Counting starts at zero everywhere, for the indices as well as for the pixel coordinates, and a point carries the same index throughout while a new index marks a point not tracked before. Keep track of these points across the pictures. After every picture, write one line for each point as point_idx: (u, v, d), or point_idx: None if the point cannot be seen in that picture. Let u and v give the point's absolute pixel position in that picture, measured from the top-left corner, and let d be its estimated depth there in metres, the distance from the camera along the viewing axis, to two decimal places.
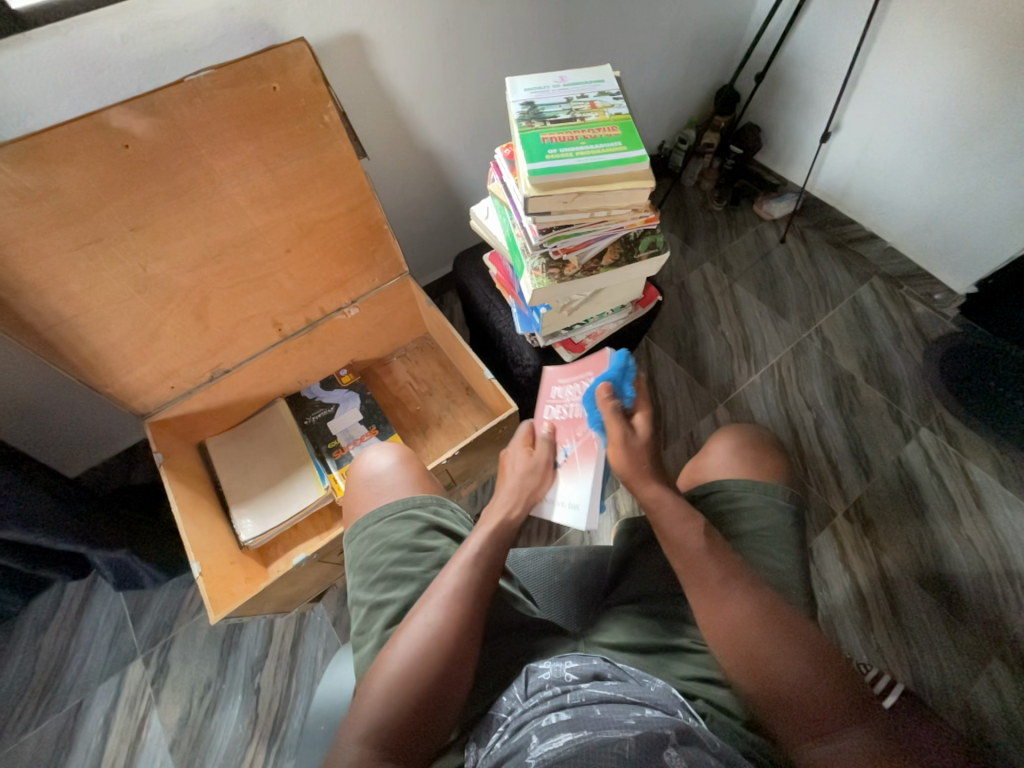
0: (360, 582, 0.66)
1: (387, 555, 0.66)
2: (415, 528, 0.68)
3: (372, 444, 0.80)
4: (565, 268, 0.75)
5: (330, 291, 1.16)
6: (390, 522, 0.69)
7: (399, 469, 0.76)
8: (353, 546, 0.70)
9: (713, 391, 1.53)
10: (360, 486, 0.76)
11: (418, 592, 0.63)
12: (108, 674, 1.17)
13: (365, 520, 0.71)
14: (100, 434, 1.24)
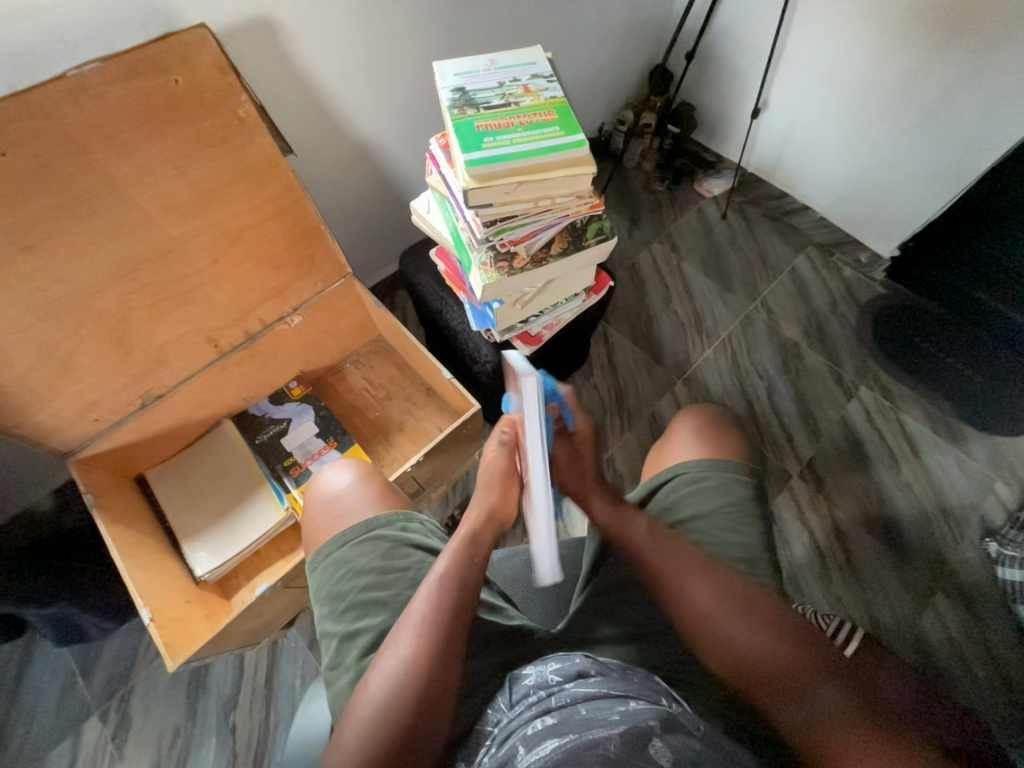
0: (328, 614, 0.63)
1: (356, 583, 0.63)
2: (382, 548, 0.65)
3: (328, 462, 0.75)
4: (514, 260, 0.73)
5: (268, 301, 1.09)
6: (355, 547, 0.65)
7: (359, 486, 0.72)
8: (317, 576, 0.66)
9: (670, 369, 1.56)
10: (318, 509, 0.71)
11: (390, 618, 0.60)
12: (60, 738, 1.07)
13: (327, 547, 0.67)
14: (18, 479, 1.11)
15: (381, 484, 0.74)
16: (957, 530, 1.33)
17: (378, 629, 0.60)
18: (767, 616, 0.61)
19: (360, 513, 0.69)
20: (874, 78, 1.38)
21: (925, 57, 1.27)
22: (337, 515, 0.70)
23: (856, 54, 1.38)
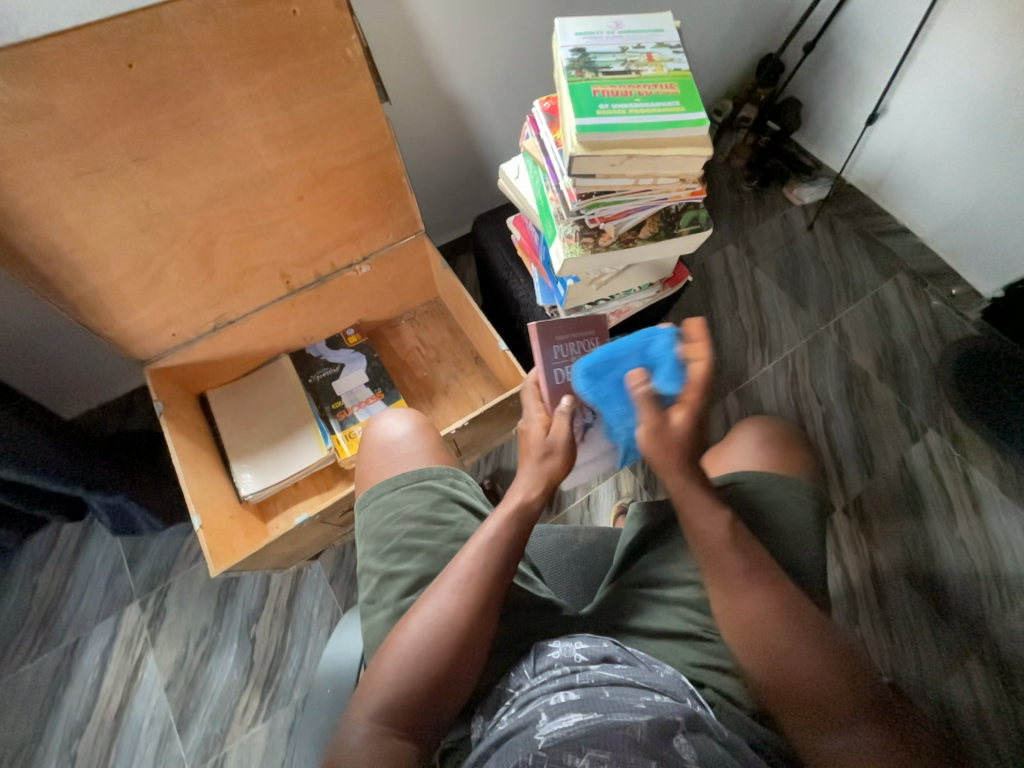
0: (373, 551, 0.65)
1: (403, 526, 0.65)
2: (431, 498, 0.67)
3: (389, 410, 0.77)
4: (600, 237, 0.70)
5: (341, 245, 1.11)
6: (405, 493, 0.68)
7: (416, 437, 0.74)
8: (365, 514, 0.69)
9: (724, 378, 1.50)
10: (374, 452, 0.73)
11: (431, 564, 0.62)
12: (105, 615, 1.18)
13: (378, 489, 0.69)
14: (97, 377, 1.20)
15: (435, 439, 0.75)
16: (1008, 598, 1.24)
17: (419, 574, 0.62)
18: (815, 635, 0.57)
19: (413, 463, 0.71)
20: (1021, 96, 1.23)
21: None
22: (391, 461, 0.72)
23: (1002, 68, 1.24)
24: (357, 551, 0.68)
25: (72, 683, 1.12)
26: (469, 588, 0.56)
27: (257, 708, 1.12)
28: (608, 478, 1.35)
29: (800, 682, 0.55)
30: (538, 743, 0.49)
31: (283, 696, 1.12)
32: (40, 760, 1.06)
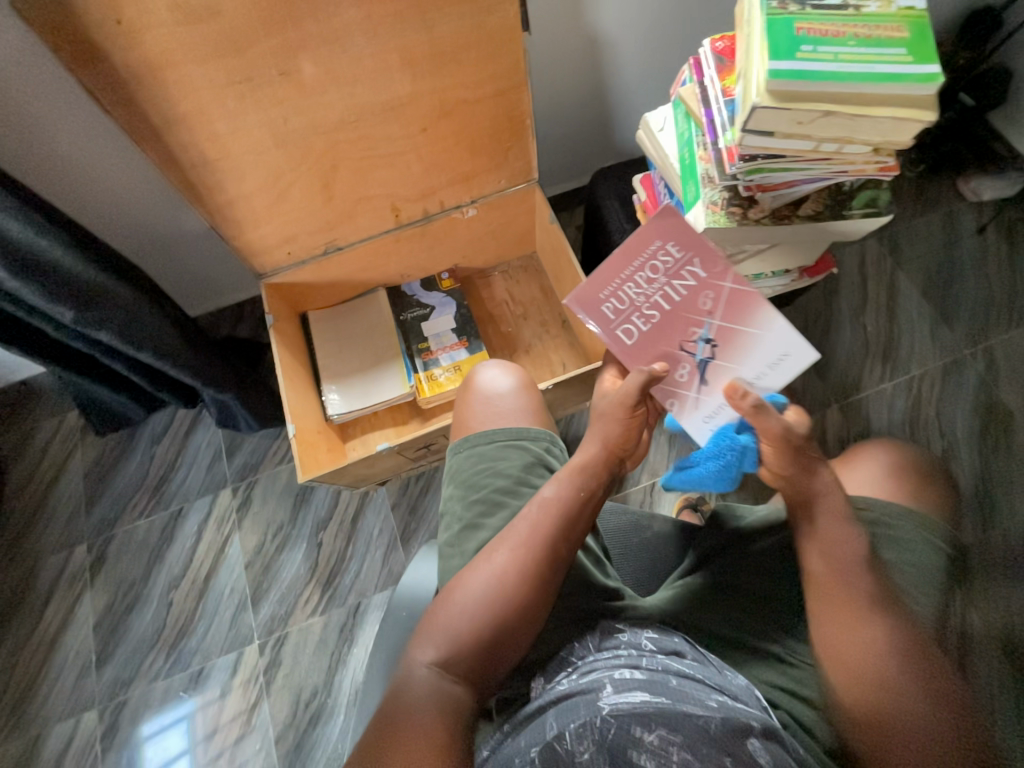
0: (460, 496, 0.67)
1: (493, 480, 0.66)
2: (524, 460, 0.67)
3: (492, 363, 0.76)
4: (751, 207, 0.63)
5: (453, 185, 1.09)
6: (500, 448, 0.68)
7: (517, 396, 0.73)
8: (457, 459, 0.70)
9: (831, 388, 1.35)
10: (472, 401, 0.73)
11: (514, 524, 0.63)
12: (204, 492, 1.35)
13: (475, 438, 0.69)
14: (218, 282, 1.31)
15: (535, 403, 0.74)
16: None
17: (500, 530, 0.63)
18: (932, 688, 0.53)
19: (511, 422, 0.71)
20: None
21: None
22: (489, 414, 0.72)
23: None
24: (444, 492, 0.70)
25: (174, 542, 1.31)
26: (521, 550, 0.57)
27: (317, 603, 1.24)
28: None
29: (899, 729, 0.52)
30: (603, 709, 0.49)
31: (339, 598, 1.24)
32: (145, 598, 1.27)
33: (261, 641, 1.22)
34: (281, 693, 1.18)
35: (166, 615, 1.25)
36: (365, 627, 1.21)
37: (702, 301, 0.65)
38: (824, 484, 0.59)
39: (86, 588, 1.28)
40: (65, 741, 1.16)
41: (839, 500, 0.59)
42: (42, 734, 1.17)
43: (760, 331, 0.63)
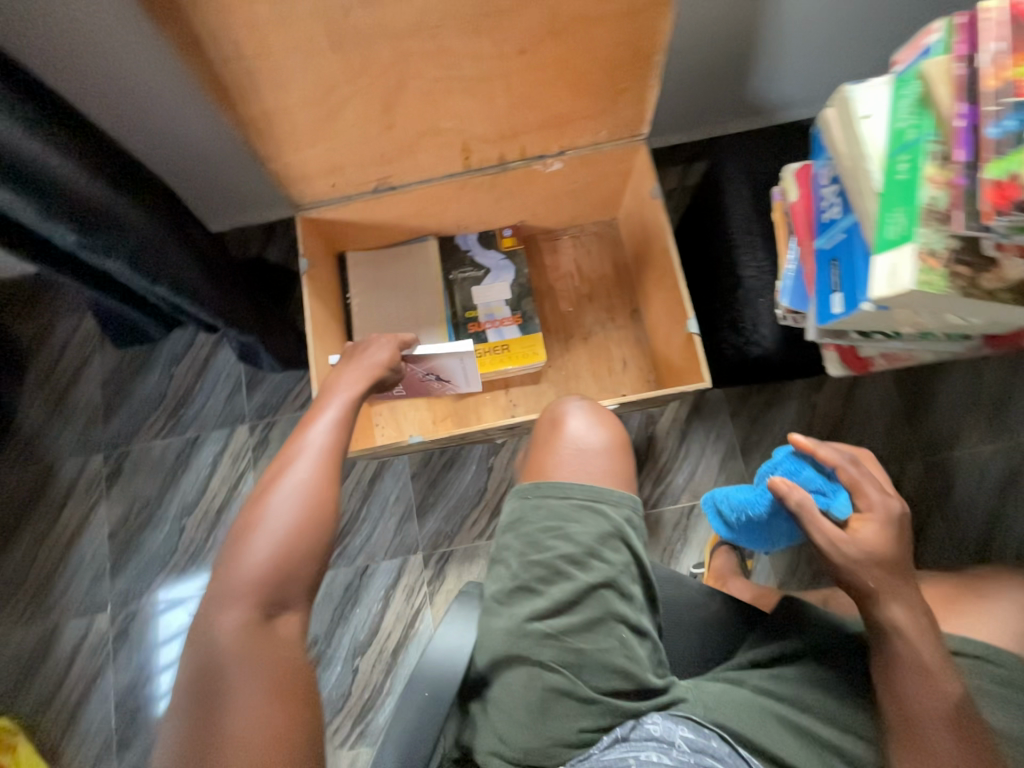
0: (516, 551, 0.56)
1: (559, 546, 0.54)
2: (599, 530, 0.55)
3: (581, 402, 0.64)
4: (986, 271, 0.52)
5: (541, 129, 0.86)
6: (574, 509, 0.56)
7: (607, 447, 0.59)
8: (519, 507, 0.58)
9: (919, 439, 1.18)
10: (549, 441, 0.61)
11: (573, 604, 0.53)
12: (221, 424, 1.29)
13: (545, 489, 0.57)
14: (249, 199, 1.14)
15: (627, 463, 0.60)
16: None
17: (556, 605, 0.53)
18: None
19: (595, 479, 0.58)
20: None
21: None
22: (567, 462, 0.59)
23: None
24: (497, 537, 0.59)
25: (189, 469, 1.28)
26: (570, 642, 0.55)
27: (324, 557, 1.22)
28: None
29: None
30: None
31: (346, 557, 1.21)
32: (158, 518, 1.26)
33: None
34: None
35: (178, 539, 1.25)
36: (371, 590, 1.19)
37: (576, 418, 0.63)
38: (904, 620, 0.58)
39: (101, 496, 1.28)
40: (80, 636, 1.22)
41: (928, 651, 0.56)
42: (59, 625, 1.22)
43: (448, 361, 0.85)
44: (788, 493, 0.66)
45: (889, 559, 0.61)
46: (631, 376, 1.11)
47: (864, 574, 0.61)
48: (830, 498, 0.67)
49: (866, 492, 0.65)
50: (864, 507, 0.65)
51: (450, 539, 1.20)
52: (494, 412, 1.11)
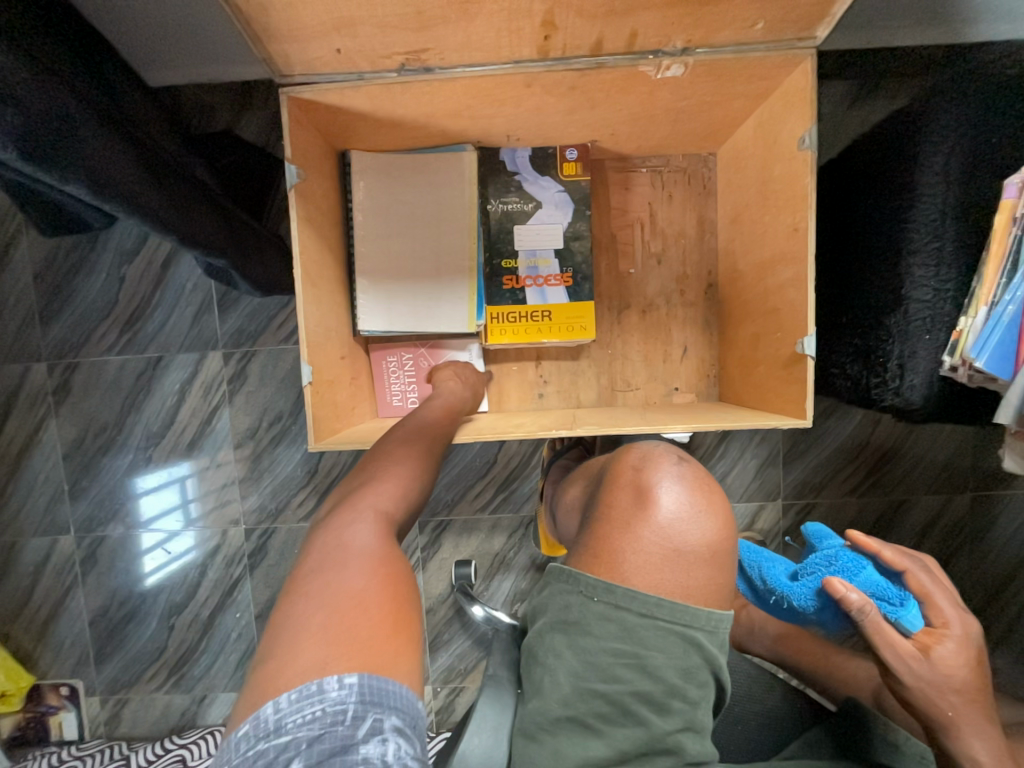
0: (570, 671, 0.40)
1: (631, 679, 0.39)
2: (685, 664, 0.39)
3: (677, 476, 0.45)
4: None
5: (670, 9, 0.55)
6: (656, 632, 0.39)
7: (707, 552, 0.42)
8: (577, 609, 0.41)
9: (979, 472, 1.06)
10: (628, 522, 0.43)
11: (638, 753, 0.38)
12: (188, 348, 1.08)
13: (619, 598, 0.40)
14: (209, 48, 0.79)
15: (727, 575, 0.43)
16: None
17: (617, 753, 0.38)
18: None
19: (685, 594, 0.41)
20: None
21: None
22: (652, 563, 0.41)
23: None
24: (537, 636, 0.43)
25: (152, 395, 1.09)
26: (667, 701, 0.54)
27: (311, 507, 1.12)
28: (750, 502, 1.08)
29: None
30: None
31: None
32: (121, 445, 1.11)
33: (248, 527, 1.13)
34: (264, 577, 1.14)
35: (146, 469, 1.12)
36: None
37: (667, 493, 0.44)
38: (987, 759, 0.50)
39: (50, 413, 1.10)
40: (44, 555, 1.14)
41: None
42: (19, 542, 1.13)
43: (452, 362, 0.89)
44: (845, 597, 0.54)
45: (973, 687, 0.52)
46: (689, 366, 0.92)
47: (940, 702, 0.52)
48: (899, 611, 0.55)
49: (939, 605, 0.54)
50: (938, 623, 0.54)
51: (450, 507, 1.10)
52: (519, 388, 0.93)
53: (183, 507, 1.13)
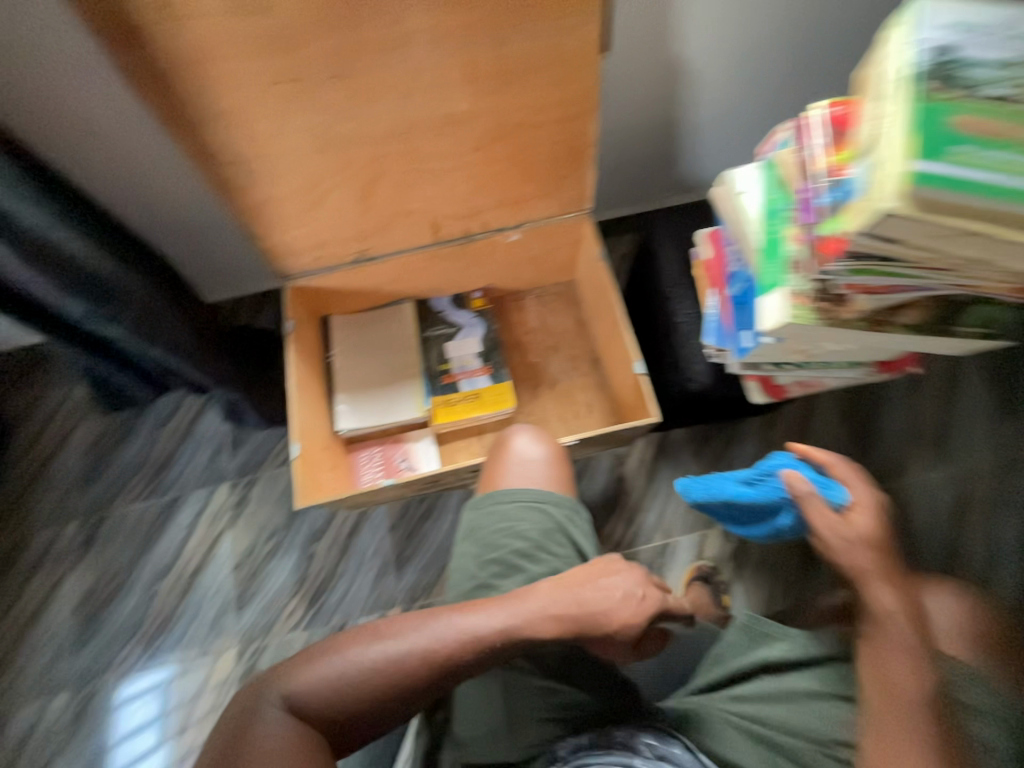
0: (481, 550, 0.72)
1: (511, 541, 0.71)
2: (541, 524, 0.72)
3: (523, 426, 0.82)
4: (841, 307, 0.55)
5: (500, 208, 1.01)
6: (520, 511, 0.73)
7: (546, 457, 0.78)
8: (481, 517, 0.74)
9: (872, 469, 1.25)
10: (502, 458, 0.79)
11: (524, 587, 0.67)
12: (202, 484, 1.31)
13: (497, 497, 0.75)
14: (239, 271, 1.26)
15: (563, 469, 0.79)
16: None
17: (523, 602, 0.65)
18: None
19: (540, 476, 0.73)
20: None
21: None
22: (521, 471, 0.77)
23: None
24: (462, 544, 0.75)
25: (166, 531, 1.28)
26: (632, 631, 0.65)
27: (300, 616, 1.21)
28: (692, 533, 1.22)
29: None
30: None
31: (324, 615, 1.20)
32: (130, 586, 1.24)
33: (240, 649, 1.19)
34: None
35: (149, 606, 1.23)
36: None
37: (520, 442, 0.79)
38: None
39: (73, 565, 1.26)
40: (36, 718, 1.15)
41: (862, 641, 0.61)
42: (13, 709, 1.16)
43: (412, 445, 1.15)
44: None
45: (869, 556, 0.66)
46: (596, 419, 1.19)
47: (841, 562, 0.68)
48: (829, 487, 0.71)
49: (858, 486, 0.71)
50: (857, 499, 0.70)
51: (429, 591, 1.20)
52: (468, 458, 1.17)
53: (158, 720, 1.16)
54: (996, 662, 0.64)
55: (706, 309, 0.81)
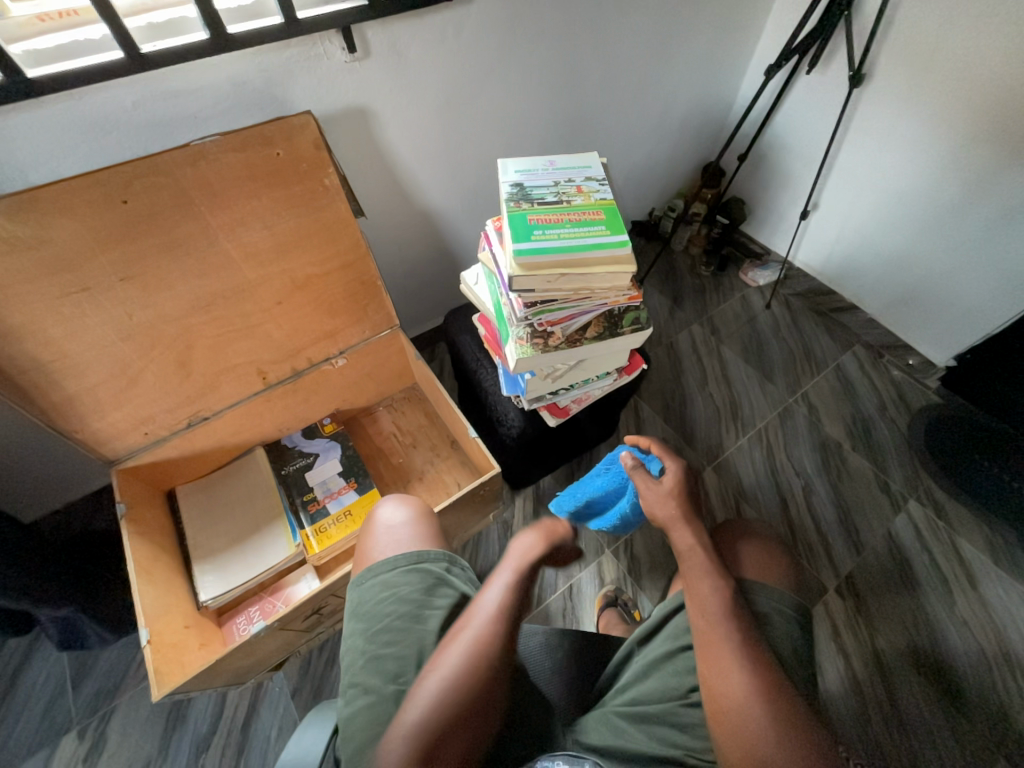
0: (370, 628, 0.73)
1: (397, 607, 0.73)
2: (423, 582, 0.76)
3: (390, 498, 0.92)
4: (549, 339, 0.80)
5: (318, 342, 1.16)
6: (400, 575, 0.77)
7: (411, 516, 0.87)
8: (366, 596, 0.77)
9: (701, 453, 1.52)
10: (371, 529, 0.87)
11: (416, 649, 0.69)
12: (36, 748, 1.06)
13: (377, 569, 0.78)
14: (60, 477, 1.19)
15: (428, 526, 0.86)
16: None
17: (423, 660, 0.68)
18: (798, 728, 0.55)
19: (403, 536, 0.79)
20: (927, 192, 1.42)
21: (991, 176, 1.28)
22: (387, 534, 0.84)
23: (919, 169, 1.41)
24: (349, 631, 0.75)
25: None
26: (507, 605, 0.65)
27: None
28: (589, 565, 1.31)
29: None
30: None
31: None
32: None
33: None
34: None
35: None
36: None
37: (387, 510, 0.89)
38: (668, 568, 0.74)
39: None
40: None
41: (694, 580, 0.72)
42: None
43: (293, 589, 1.10)
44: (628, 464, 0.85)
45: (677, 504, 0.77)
46: None
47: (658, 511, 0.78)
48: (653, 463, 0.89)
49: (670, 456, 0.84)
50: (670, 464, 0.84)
51: None
52: None
53: None
54: (778, 568, 0.78)
55: (498, 369, 1.01)
